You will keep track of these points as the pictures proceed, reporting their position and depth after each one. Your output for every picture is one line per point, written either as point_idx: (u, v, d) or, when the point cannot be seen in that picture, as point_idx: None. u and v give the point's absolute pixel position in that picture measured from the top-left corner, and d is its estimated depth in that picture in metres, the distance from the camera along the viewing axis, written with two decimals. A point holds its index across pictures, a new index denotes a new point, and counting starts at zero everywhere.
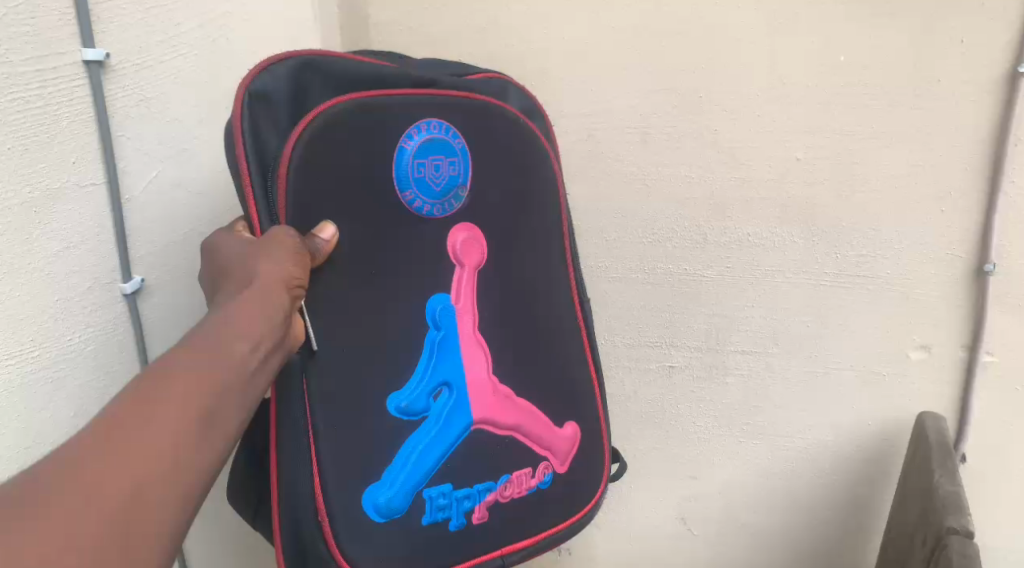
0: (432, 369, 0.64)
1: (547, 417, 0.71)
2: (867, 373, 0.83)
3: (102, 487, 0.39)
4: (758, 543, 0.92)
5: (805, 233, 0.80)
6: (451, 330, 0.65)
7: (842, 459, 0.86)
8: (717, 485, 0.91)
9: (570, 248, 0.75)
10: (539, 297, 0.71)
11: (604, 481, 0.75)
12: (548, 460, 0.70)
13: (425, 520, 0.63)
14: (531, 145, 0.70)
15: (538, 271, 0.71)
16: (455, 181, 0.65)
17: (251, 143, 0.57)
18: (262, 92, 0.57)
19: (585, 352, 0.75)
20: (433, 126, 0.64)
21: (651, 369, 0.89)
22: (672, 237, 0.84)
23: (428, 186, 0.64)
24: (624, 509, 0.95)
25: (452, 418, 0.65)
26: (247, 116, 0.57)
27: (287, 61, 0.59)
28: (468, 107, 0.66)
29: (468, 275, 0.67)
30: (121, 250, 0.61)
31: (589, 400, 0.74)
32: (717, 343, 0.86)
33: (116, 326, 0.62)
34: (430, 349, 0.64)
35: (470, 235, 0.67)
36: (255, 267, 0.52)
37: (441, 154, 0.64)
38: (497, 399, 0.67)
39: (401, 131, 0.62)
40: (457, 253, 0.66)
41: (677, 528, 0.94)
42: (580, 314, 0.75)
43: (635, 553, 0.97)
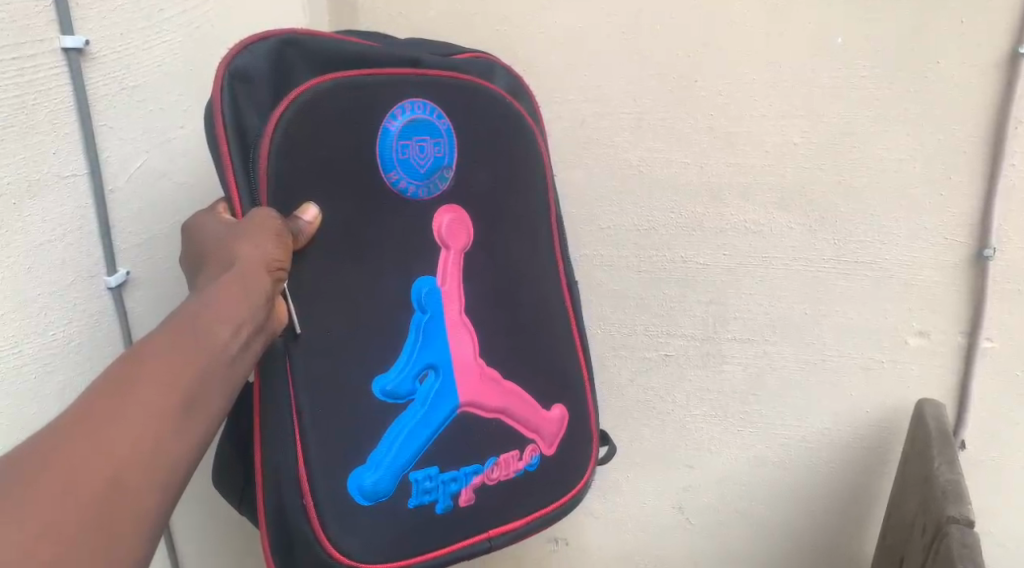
0: (419, 352, 0.63)
1: (535, 400, 0.70)
2: (866, 361, 0.82)
3: (79, 477, 0.38)
4: (755, 532, 0.92)
5: (802, 219, 0.79)
6: (437, 313, 0.64)
7: (839, 447, 0.85)
8: (714, 475, 0.91)
9: (558, 233, 0.74)
10: (529, 282, 0.70)
11: (592, 464, 0.74)
12: (535, 442, 0.69)
13: (411, 503, 0.62)
14: (517, 124, 0.68)
15: (525, 255, 0.70)
16: (440, 161, 0.64)
17: (232, 123, 0.56)
18: (242, 71, 0.56)
19: (575, 339, 0.74)
20: (417, 106, 0.62)
21: (648, 359, 0.88)
22: (668, 224, 0.83)
23: (413, 167, 0.63)
24: (621, 500, 0.95)
25: (439, 401, 0.64)
26: (228, 96, 0.56)
27: (268, 39, 0.58)
28: (453, 86, 0.65)
29: (455, 258, 0.65)
30: (103, 241, 0.60)
31: (580, 388, 0.74)
32: (714, 332, 0.85)
33: (100, 320, 0.61)
34: (416, 331, 0.63)
35: (456, 217, 0.65)
36: (235, 250, 0.51)
37: (426, 135, 0.63)
38: (484, 382, 0.67)
39: (385, 111, 0.61)
40: (443, 235, 0.65)
41: (674, 518, 0.94)
42: (569, 300, 0.74)
43: (633, 544, 0.97)
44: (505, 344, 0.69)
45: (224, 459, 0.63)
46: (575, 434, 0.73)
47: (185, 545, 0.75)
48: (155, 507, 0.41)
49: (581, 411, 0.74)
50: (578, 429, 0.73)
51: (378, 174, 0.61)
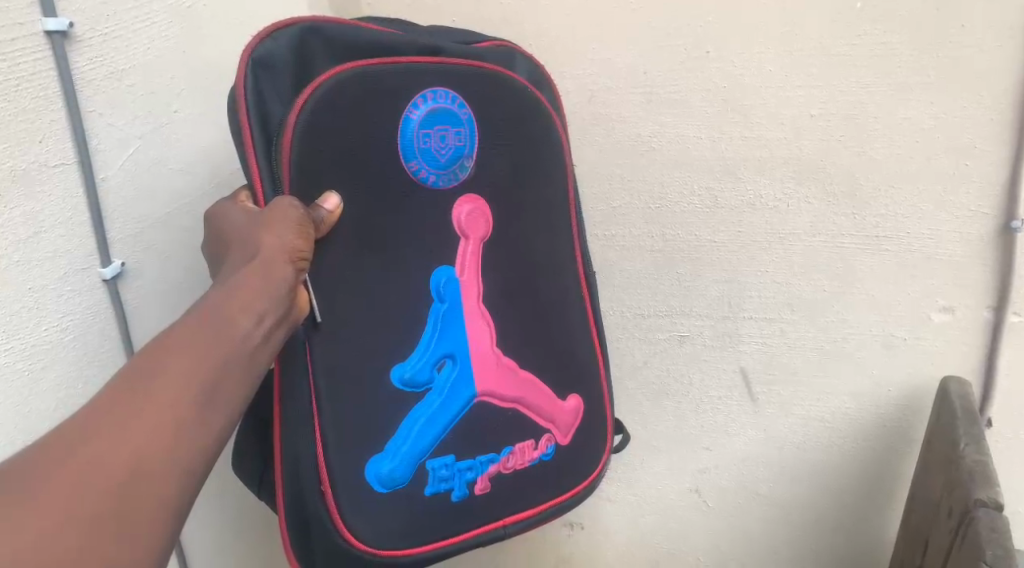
0: (437, 340, 0.61)
1: (551, 389, 0.68)
2: (887, 338, 0.79)
3: (94, 470, 0.37)
4: (775, 514, 0.90)
5: (820, 192, 0.76)
6: (455, 302, 0.62)
7: (862, 426, 0.83)
8: (730, 456, 0.89)
9: (578, 228, 0.71)
10: (544, 269, 0.68)
11: (606, 455, 0.72)
12: (550, 432, 0.67)
13: (427, 491, 0.60)
14: (538, 110, 0.65)
15: (540, 239, 0.67)
16: (461, 151, 0.61)
17: (255, 111, 0.54)
18: (265, 59, 0.54)
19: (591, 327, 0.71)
20: (439, 94, 0.60)
21: (661, 340, 0.86)
22: (681, 201, 0.80)
23: (434, 157, 0.60)
24: (637, 484, 0.93)
25: (457, 389, 0.62)
26: (251, 82, 0.54)
27: (291, 27, 0.56)
28: (472, 74, 0.62)
29: (472, 248, 0.63)
30: (97, 232, 0.58)
31: (594, 373, 0.71)
32: (729, 310, 0.83)
33: (97, 312, 0.59)
34: (434, 321, 0.61)
35: (475, 207, 0.63)
36: (257, 239, 0.50)
37: (447, 124, 0.60)
38: (501, 371, 0.65)
39: (407, 99, 0.59)
40: (461, 225, 0.63)
41: (691, 501, 0.92)
42: (586, 288, 0.71)
43: (649, 529, 0.95)
44: (520, 329, 0.66)
45: (243, 447, 0.62)
46: (592, 423, 0.71)
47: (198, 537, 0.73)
48: (172, 504, 0.39)
49: (599, 397, 0.71)
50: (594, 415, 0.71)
51: (390, 157, 0.59)
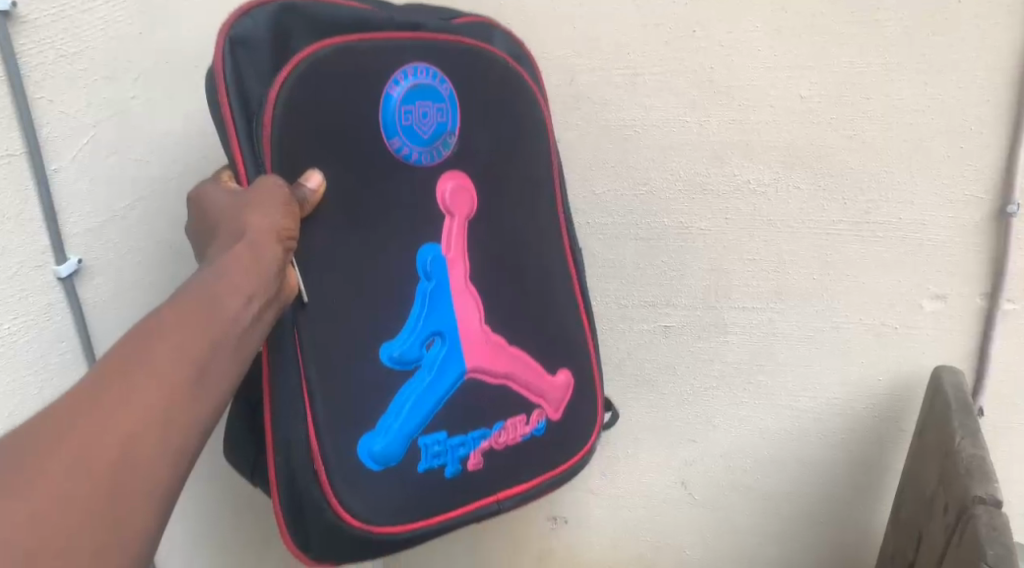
0: (426, 316, 0.58)
1: (540, 364, 0.65)
2: (878, 327, 0.77)
3: (84, 456, 0.34)
4: (763, 505, 0.88)
5: (809, 178, 0.74)
6: (442, 280, 0.60)
7: (852, 417, 0.81)
8: (717, 448, 0.87)
9: (561, 205, 0.69)
10: (529, 245, 0.65)
11: (597, 432, 0.70)
12: (541, 407, 0.65)
13: (421, 468, 0.58)
14: (516, 87, 0.63)
15: (524, 216, 0.65)
16: (443, 127, 0.59)
17: (235, 93, 0.50)
18: (243, 39, 0.50)
19: (578, 308, 0.69)
20: (419, 70, 0.57)
21: (647, 330, 0.83)
22: (667, 187, 0.77)
23: (416, 133, 0.57)
24: (622, 476, 0.91)
25: (447, 364, 0.59)
26: (230, 63, 0.50)
27: (268, 3, 0.52)
28: (451, 49, 0.59)
29: (458, 226, 0.60)
30: (49, 226, 0.54)
31: (583, 350, 0.69)
32: (716, 299, 0.80)
33: (52, 313, 0.56)
34: (422, 299, 0.58)
35: (459, 184, 0.60)
36: (244, 218, 0.47)
37: (428, 100, 0.57)
38: (491, 347, 0.62)
39: (387, 74, 0.55)
40: (446, 201, 0.60)
41: (678, 493, 0.90)
42: (573, 269, 0.69)
43: (634, 521, 0.93)
44: (509, 305, 0.64)
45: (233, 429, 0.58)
46: (581, 407, 0.68)
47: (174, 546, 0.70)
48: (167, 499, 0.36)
49: (589, 376, 0.69)
50: (584, 397, 0.69)
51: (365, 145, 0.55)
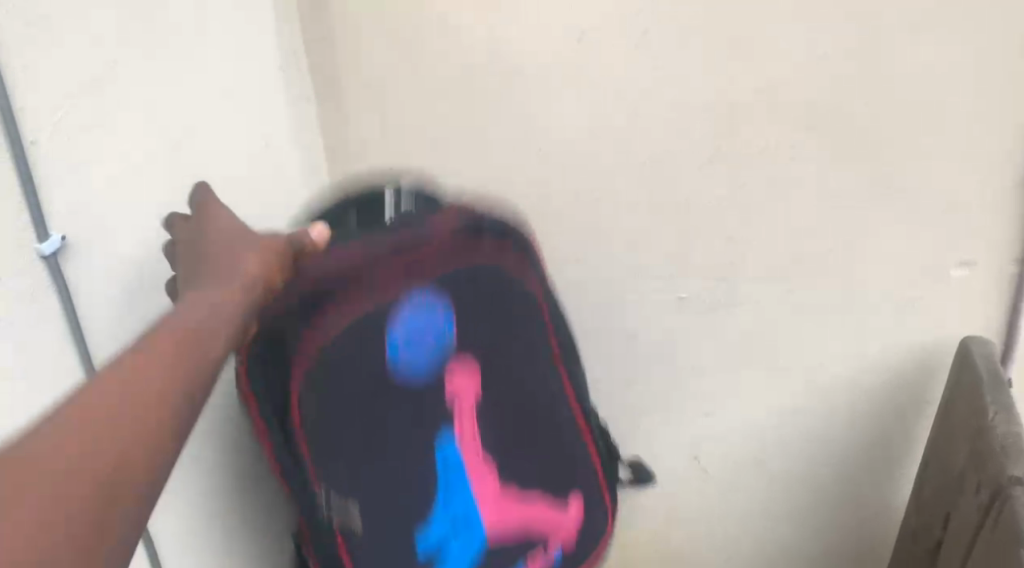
0: (445, 511, 0.61)
1: (552, 496, 0.68)
2: (902, 296, 0.74)
3: (132, 403, 0.34)
4: (779, 478, 0.86)
5: (830, 141, 0.70)
6: (457, 464, 0.62)
7: (875, 390, 0.79)
8: (732, 421, 0.84)
9: (547, 307, 0.70)
10: (514, 337, 0.66)
11: (609, 499, 0.75)
12: (558, 536, 0.68)
13: None
14: (503, 280, 0.65)
15: (520, 350, 0.67)
16: (442, 338, 0.61)
17: (259, 401, 0.53)
18: (260, 354, 0.53)
19: (586, 441, 0.73)
20: (418, 297, 0.59)
21: (658, 302, 0.80)
22: (679, 153, 0.73)
23: (420, 357, 0.59)
24: (632, 451, 0.89)
25: (470, 535, 0.62)
26: (252, 382, 0.53)
27: (269, 309, 0.53)
28: (452, 279, 0.62)
29: (467, 404, 0.63)
30: (31, 201, 0.48)
31: (562, 401, 0.70)
32: (731, 269, 0.77)
33: (34, 298, 0.49)
34: (440, 482, 0.60)
35: (467, 374, 0.63)
36: (243, 235, 0.48)
37: (427, 326, 0.59)
38: (507, 502, 0.65)
39: (388, 309, 0.58)
40: (453, 396, 0.62)
41: (690, 467, 0.88)
42: (577, 404, 0.72)
43: (645, 496, 0.91)
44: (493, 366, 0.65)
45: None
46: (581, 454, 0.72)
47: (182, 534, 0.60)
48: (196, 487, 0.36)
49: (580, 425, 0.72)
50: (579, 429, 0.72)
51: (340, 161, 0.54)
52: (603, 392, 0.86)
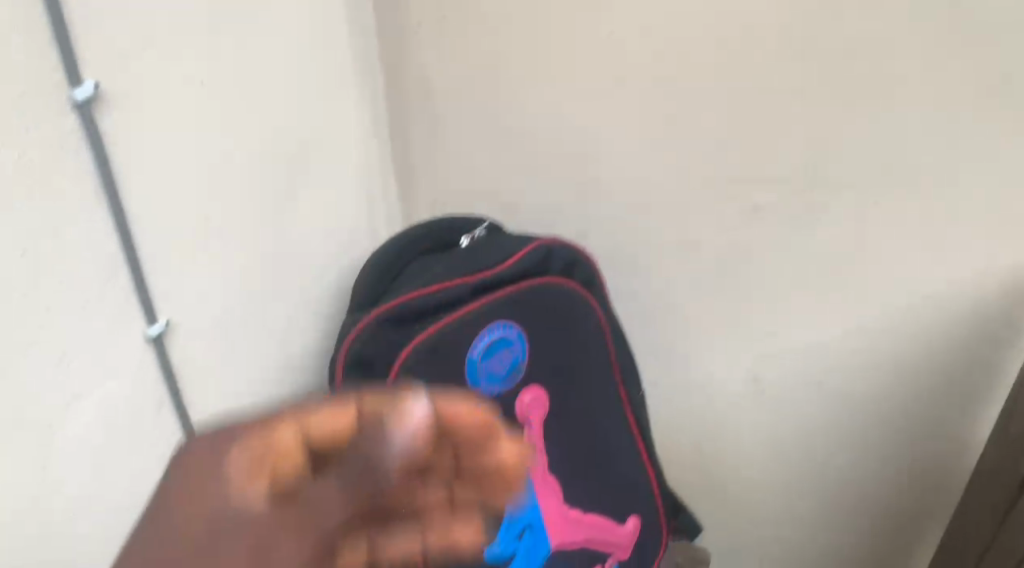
0: (515, 522, 0.68)
1: (609, 518, 0.77)
2: (1005, 212, 0.67)
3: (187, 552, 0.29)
4: (843, 403, 0.80)
5: (944, 31, 0.62)
6: (526, 483, 0.70)
7: (964, 314, 0.72)
8: (799, 341, 0.79)
9: (610, 332, 0.77)
10: (571, 316, 0.73)
11: (660, 499, 0.82)
12: (613, 552, 0.77)
13: None
14: (572, 299, 0.73)
15: (571, 327, 0.73)
16: (516, 361, 0.70)
17: None
18: (360, 359, 0.63)
19: (625, 407, 0.79)
20: (494, 328, 0.68)
21: (728, 209, 0.75)
22: (766, 42, 0.66)
23: (496, 375, 0.68)
24: (686, 367, 0.85)
25: (535, 551, 0.70)
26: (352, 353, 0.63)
27: (367, 326, 0.63)
28: (522, 296, 0.70)
29: (535, 429, 0.71)
30: (60, 42, 0.45)
31: (600, 343, 0.76)
32: (813, 175, 0.71)
33: (64, 145, 0.46)
34: (510, 502, 0.69)
35: (534, 395, 0.71)
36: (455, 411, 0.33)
37: (503, 348, 0.69)
38: (567, 521, 0.73)
39: (469, 340, 0.66)
40: (523, 414, 0.71)
41: (748, 387, 0.83)
42: (616, 362, 0.78)
43: (696, 414, 0.87)
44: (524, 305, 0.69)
45: None
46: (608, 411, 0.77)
47: (205, 385, 0.62)
48: None
49: (632, 440, 0.80)
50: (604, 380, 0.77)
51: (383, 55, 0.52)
52: (664, 302, 0.82)
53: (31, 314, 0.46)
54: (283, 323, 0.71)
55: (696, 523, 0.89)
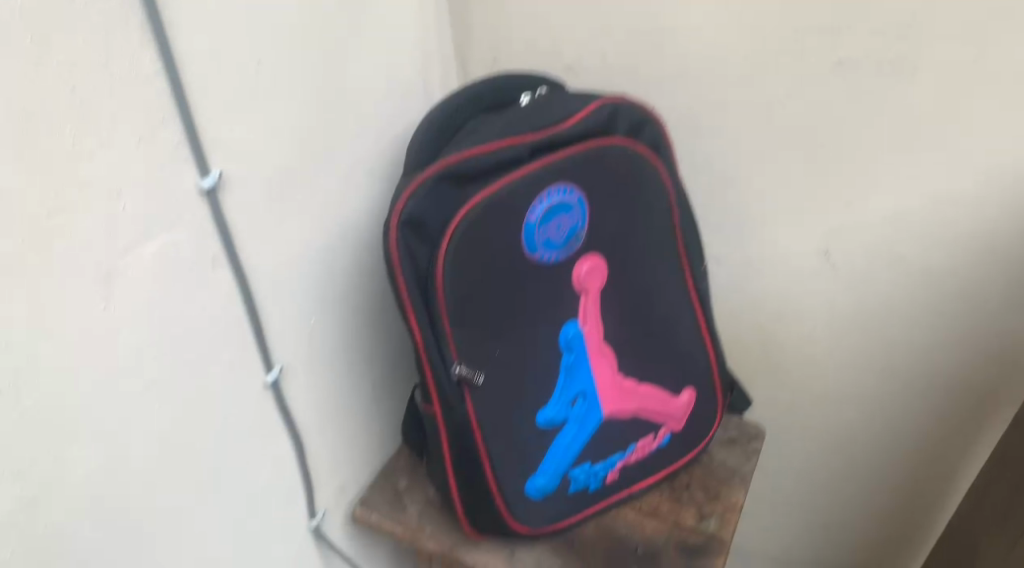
0: (569, 386, 0.71)
1: (665, 390, 0.77)
2: None
3: None
4: (920, 281, 0.77)
5: None
6: (581, 352, 0.71)
7: None
8: (879, 211, 0.75)
9: (676, 199, 0.73)
10: (633, 184, 0.70)
11: (718, 375, 0.81)
12: (666, 424, 0.78)
13: (572, 489, 0.73)
14: (639, 163, 0.70)
15: (633, 194, 0.70)
16: (575, 228, 0.68)
17: (408, 264, 0.62)
18: (413, 219, 0.62)
19: (687, 281, 0.76)
20: (552, 192, 0.65)
21: (814, 66, 0.70)
22: None
23: (553, 242, 0.67)
24: (753, 242, 0.81)
25: (588, 416, 0.73)
26: (406, 211, 0.61)
27: (423, 184, 0.61)
28: (582, 160, 0.66)
29: (592, 300, 0.71)
30: None
31: (660, 212, 0.72)
32: (910, 26, 0.65)
33: None
34: (564, 369, 0.70)
35: (593, 265, 0.70)
36: None
37: (561, 215, 0.66)
38: (621, 392, 0.74)
39: (525, 206, 0.64)
40: (580, 283, 0.70)
41: (817, 263, 0.80)
42: (680, 233, 0.75)
43: (759, 292, 0.84)
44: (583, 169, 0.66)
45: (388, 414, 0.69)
46: (668, 283, 0.75)
47: (263, 245, 0.62)
48: None
49: (693, 316, 0.77)
50: (665, 252, 0.74)
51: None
52: (733, 172, 0.78)
53: (88, 138, 0.47)
54: (338, 184, 0.69)
55: (748, 400, 0.87)
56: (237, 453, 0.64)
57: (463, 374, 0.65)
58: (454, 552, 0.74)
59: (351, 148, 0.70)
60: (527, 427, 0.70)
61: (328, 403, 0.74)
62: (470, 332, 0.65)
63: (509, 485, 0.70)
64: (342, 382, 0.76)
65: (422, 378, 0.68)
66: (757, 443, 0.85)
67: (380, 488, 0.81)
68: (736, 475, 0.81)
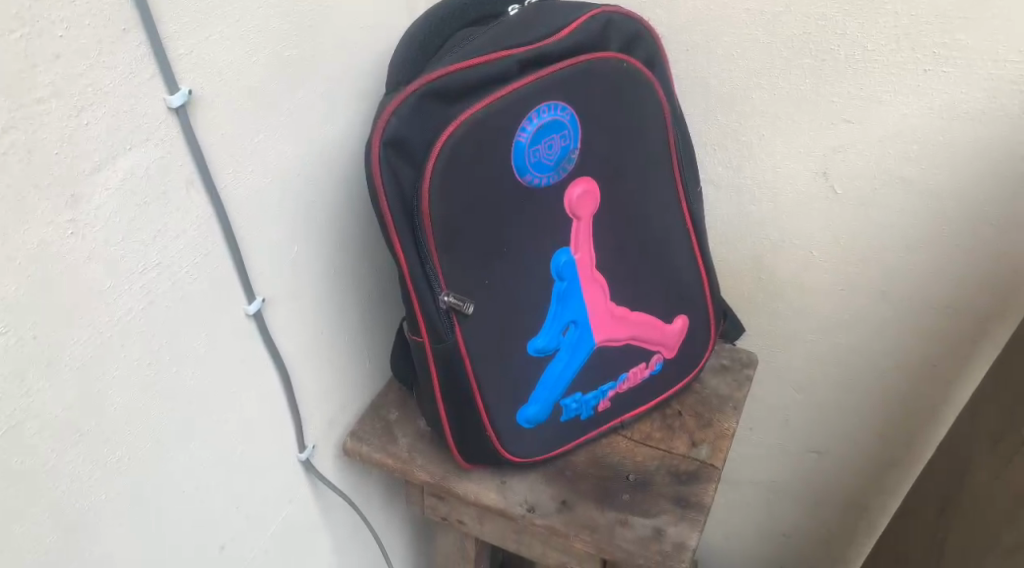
0: (560, 314, 0.69)
1: (658, 318, 0.76)
2: None
3: None
4: (919, 202, 0.75)
5: None
6: (573, 280, 0.69)
7: None
8: (879, 131, 0.73)
9: (671, 120, 0.71)
10: (627, 102, 0.67)
11: (712, 303, 0.79)
12: (658, 352, 0.77)
13: (563, 418, 0.72)
14: (633, 79, 0.66)
15: (626, 113, 0.67)
16: (567, 150, 0.65)
17: (392, 187, 0.60)
18: (396, 139, 0.59)
19: (682, 206, 0.74)
20: (544, 110, 0.62)
21: None
22: None
23: (545, 164, 0.64)
24: (751, 166, 0.80)
25: (580, 345, 0.71)
26: (389, 130, 0.58)
27: (406, 100, 0.58)
28: (574, 76, 0.63)
29: (584, 226, 0.68)
30: None
31: (655, 133, 0.70)
32: None
33: None
34: (555, 297, 0.68)
35: (585, 189, 0.67)
36: None
37: (553, 134, 0.63)
38: (613, 320, 0.72)
39: (515, 125, 0.61)
40: (572, 208, 0.67)
41: (815, 186, 0.78)
42: (676, 156, 0.72)
43: (756, 218, 0.83)
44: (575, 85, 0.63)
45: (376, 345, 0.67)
46: (662, 207, 0.73)
47: (240, 167, 0.59)
48: None
49: (689, 241, 0.76)
50: (660, 175, 0.72)
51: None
52: (732, 91, 0.76)
53: (45, 46, 0.44)
54: (321, 105, 0.66)
55: (741, 329, 0.86)
56: (219, 384, 0.62)
57: (452, 303, 0.63)
58: (445, 483, 0.73)
59: (336, 66, 0.67)
60: (519, 353, 0.68)
61: (314, 334, 0.72)
62: (458, 259, 0.63)
63: (501, 412, 0.69)
64: (328, 313, 0.73)
65: (409, 308, 0.65)
66: (749, 371, 0.84)
67: (370, 420, 0.80)
68: (728, 402, 0.81)
